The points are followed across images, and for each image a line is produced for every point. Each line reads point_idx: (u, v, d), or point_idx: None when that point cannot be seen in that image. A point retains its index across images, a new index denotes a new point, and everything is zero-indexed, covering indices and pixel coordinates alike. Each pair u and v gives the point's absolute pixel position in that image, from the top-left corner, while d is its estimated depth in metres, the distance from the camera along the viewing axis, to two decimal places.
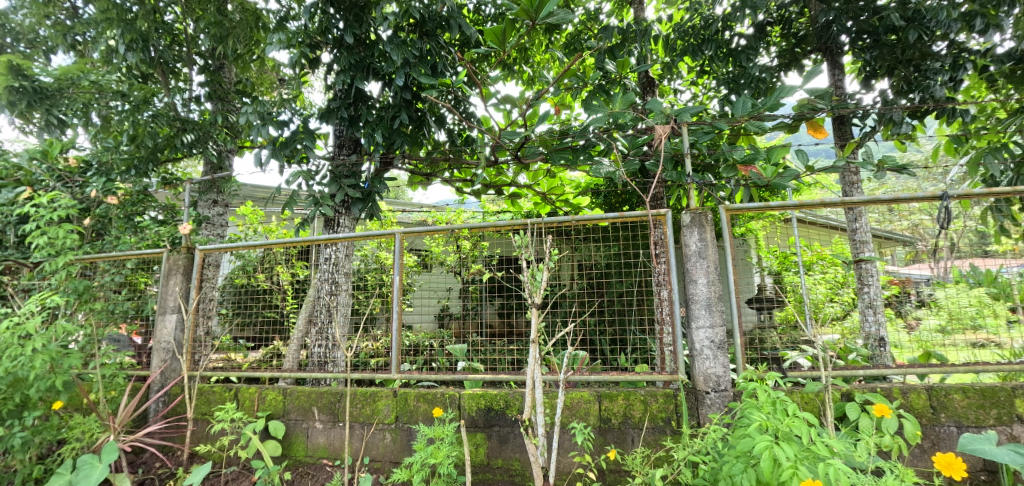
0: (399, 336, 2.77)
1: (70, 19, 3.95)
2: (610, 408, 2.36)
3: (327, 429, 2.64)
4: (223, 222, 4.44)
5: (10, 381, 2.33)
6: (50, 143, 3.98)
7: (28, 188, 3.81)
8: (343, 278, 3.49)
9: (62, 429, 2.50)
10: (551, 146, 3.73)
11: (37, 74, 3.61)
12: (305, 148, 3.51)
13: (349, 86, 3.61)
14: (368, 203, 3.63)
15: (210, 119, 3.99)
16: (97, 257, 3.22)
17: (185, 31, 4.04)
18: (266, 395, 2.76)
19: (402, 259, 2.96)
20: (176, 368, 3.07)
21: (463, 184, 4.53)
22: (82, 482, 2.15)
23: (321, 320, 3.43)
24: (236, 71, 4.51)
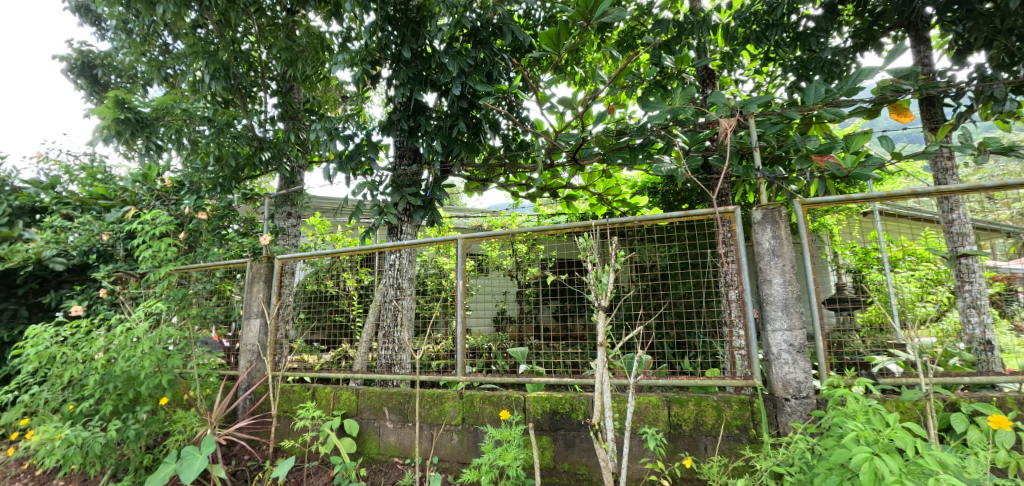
0: (463, 339, 2.83)
1: (162, 55, 4.38)
2: (680, 414, 2.28)
3: (397, 428, 2.74)
4: (297, 232, 4.74)
5: (125, 379, 2.60)
6: (150, 166, 4.42)
7: (133, 207, 4.26)
8: (407, 283, 3.62)
9: (167, 423, 2.76)
10: (607, 146, 3.67)
11: (139, 105, 4.04)
12: (369, 160, 3.67)
13: (408, 98, 3.75)
14: (429, 210, 3.75)
15: (284, 138, 4.30)
16: (191, 267, 3.53)
17: (259, 58, 4.36)
18: (340, 395, 2.91)
19: (463, 264, 3.02)
20: (260, 368, 3.31)
21: (519, 188, 4.56)
22: (185, 471, 2.35)
23: (388, 324, 3.57)
24: (305, 92, 4.82)
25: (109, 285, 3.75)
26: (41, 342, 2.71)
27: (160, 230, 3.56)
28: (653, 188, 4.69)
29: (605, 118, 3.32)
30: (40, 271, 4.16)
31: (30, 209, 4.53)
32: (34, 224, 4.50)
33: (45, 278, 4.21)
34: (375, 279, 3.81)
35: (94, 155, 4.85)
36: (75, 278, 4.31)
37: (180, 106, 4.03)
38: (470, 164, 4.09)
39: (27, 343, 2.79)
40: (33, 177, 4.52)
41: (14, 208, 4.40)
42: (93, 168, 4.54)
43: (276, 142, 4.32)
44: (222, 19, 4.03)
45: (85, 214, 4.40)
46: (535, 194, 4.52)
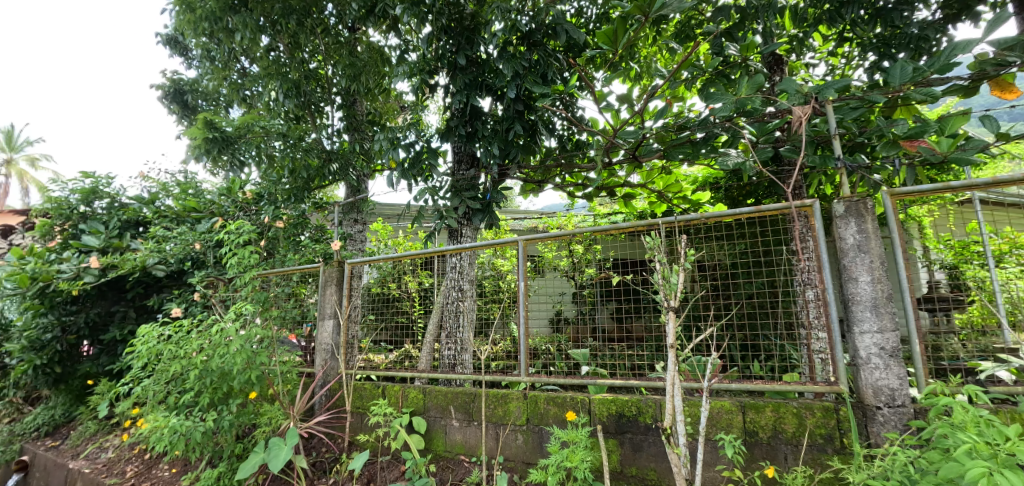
0: (526, 339, 2.84)
1: (241, 78, 4.74)
2: (757, 420, 2.17)
3: (463, 427, 2.80)
4: (363, 238, 4.98)
5: (219, 374, 2.85)
6: (234, 180, 4.81)
7: (220, 218, 4.65)
8: (467, 285, 3.68)
9: (255, 415, 2.99)
10: (667, 141, 3.56)
11: (223, 125, 4.40)
12: (430, 166, 3.79)
13: (465, 104, 3.83)
14: (488, 213, 3.79)
15: (350, 149, 4.55)
16: (271, 272, 3.80)
17: (326, 75, 4.63)
18: (409, 393, 3.02)
19: (523, 266, 3.04)
20: (334, 367, 3.50)
21: (576, 188, 4.52)
22: (274, 461, 2.54)
23: (450, 325, 3.65)
24: (367, 104, 5.05)
25: (202, 290, 4.12)
26: (150, 341, 3.03)
27: (245, 238, 3.86)
28: (715, 181, 4.48)
29: (666, 113, 3.21)
30: (145, 277, 4.64)
31: (135, 222, 5.06)
32: (139, 235, 5.03)
33: (149, 283, 4.70)
34: (434, 281, 3.91)
35: (186, 172, 5.34)
36: (173, 284, 4.77)
37: (259, 124, 4.36)
38: (527, 166, 4.10)
39: (138, 341, 3.12)
40: (137, 193, 5.05)
41: (122, 222, 4.93)
42: (185, 185, 5.00)
43: (343, 153, 4.59)
44: (292, 40, 4.30)
45: (180, 225, 4.86)
46: (592, 194, 4.46)
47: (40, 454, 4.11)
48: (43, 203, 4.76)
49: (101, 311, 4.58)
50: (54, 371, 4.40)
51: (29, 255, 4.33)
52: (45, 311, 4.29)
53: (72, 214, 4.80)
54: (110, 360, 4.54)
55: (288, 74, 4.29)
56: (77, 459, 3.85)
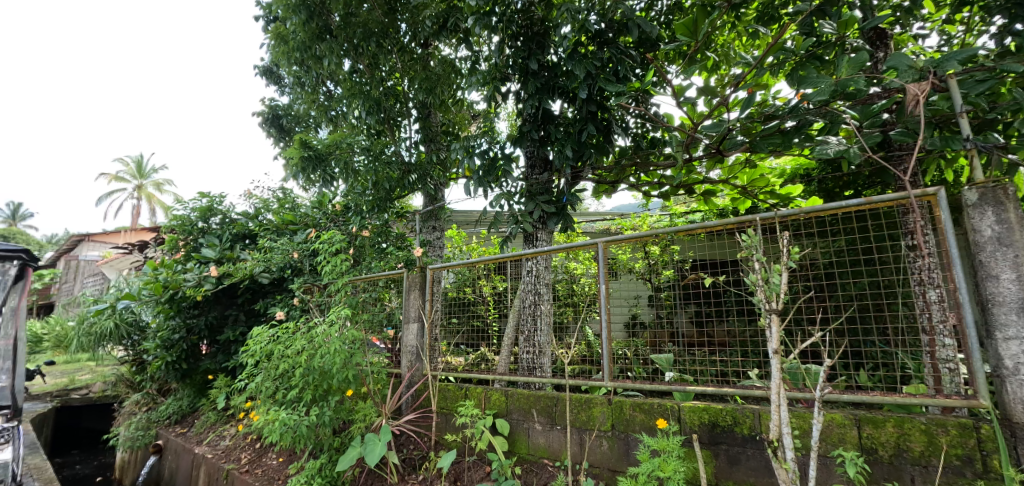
0: (608, 343, 2.78)
1: (327, 99, 5.09)
2: (876, 436, 1.95)
3: (546, 430, 2.79)
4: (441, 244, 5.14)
5: (320, 374, 3.07)
6: (324, 194, 5.17)
7: (314, 230, 5.02)
8: (545, 288, 3.67)
9: (351, 412, 3.20)
10: (754, 133, 3.32)
11: (315, 143, 4.77)
12: (504, 171, 3.84)
13: (537, 109, 3.83)
14: (563, 217, 3.75)
15: (428, 160, 4.75)
16: (359, 278, 4.03)
17: (403, 90, 4.84)
18: (491, 395, 3.07)
19: (603, 269, 2.98)
20: (419, 368, 3.66)
21: (653, 187, 4.36)
22: (370, 455, 2.70)
23: (528, 329, 3.65)
24: (441, 116, 5.22)
25: (300, 295, 4.47)
26: (262, 341, 3.33)
27: (337, 247, 4.15)
28: (808, 173, 4.13)
29: (752, 102, 3.00)
30: (253, 283, 5.13)
31: (243, 235, 5.62)
32: (246, 247, 5.57)
33: (256, 290, 5.18)
34: (510, 285, 3.94)
35: (283, 188, 5.84)
36: (275, 289, 5.22)
37: (345, 141, 4.68)
38: (601, 167, 4.02)
39: (251, 341, 3.44)
40: (244, 209, 5.61)
41: (233, 235, 5.50)
42: (283, 200, 5.46)
43: (421, 164, 4.80)
44: (372, 60, 4.58)
45: (280, 237, 5.31)
46: (669, 192, 4.28)
47: (172, 440, 4.68)
48: (170, 221, 5.40)
49: (218, 315, 5.12)
50: (182, 367, 5.00)
51: (161, 266, 4.94)
52: (174, 314, 4.88)
53: (192, 229, 5.42)
54: (225, 358, 5.07)
55: (370, 93, 4.56)
56: (201, 446, 4.33)
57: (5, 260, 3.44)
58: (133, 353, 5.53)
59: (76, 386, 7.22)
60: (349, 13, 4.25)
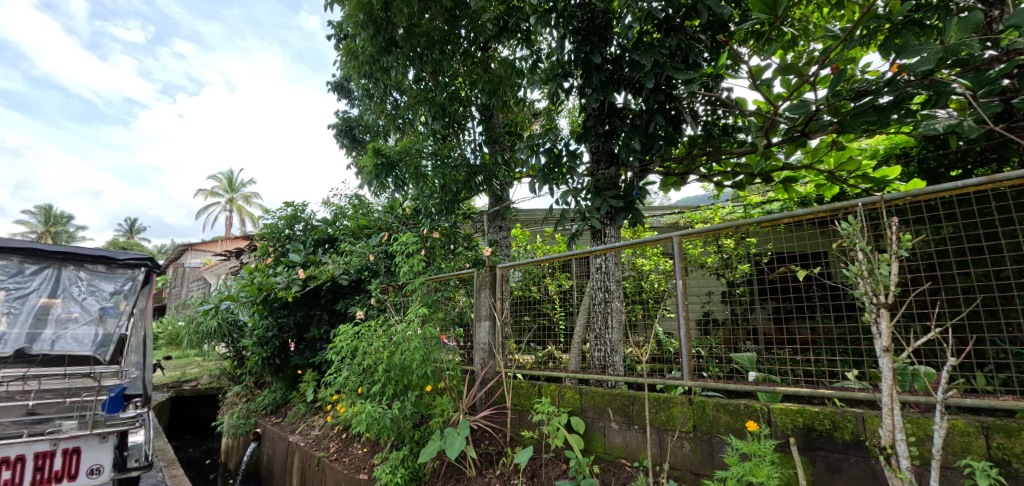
0: (687, 341, 2.66)
1: (394, 108, 5.30)
2: (1009, 447, 1.73)
3: (623, 430, 2.73)
4: (508, 243, 5.18)
5: (400, 370, 3.21)
6: (395, 199, 5.37)
7: (387, 233, 5.25)
8: (614, 285, 3.55)
9: (429, 407, 3.33)
10: (842, 112, 3.05)
11: (386, 150, 4.94)
12: (569, 168, 3.79)
13: (601, 102, 3.74)
14: (632, 211, 3.59)
15: (493, 160, 4.83)
16: (433, 277, 4.12)
17: (466, 94, 4.94)
18: (565, 393, 3.06)
19: (679, 264, 2.85)
20: (491, 365, 3.73)
21: (728, 177, 4.14)
22: (450, 449, 2.82)
23: (598, 327, 3.57)
24: (503, 116, 5.27)
25: (378, 295, 4.69)
26: (347, 337, 3.55)
27: (410, 248, 4.31)
28: (907, 153, 3.73)
29: (842, 80, 2.73)
30: (333, 285, 5.45)
31: (323, 240, 5.99)
32: (326, 250, 5.93)
33: (337, 291, 5.52)
34: (577, 283, 3.90)
35: (357, 195, 6.15)
36: (353, 290, 5.52)
37: (414, 147, 4.85)
38: (671, 158, 3.87)
39: (337, 338, 3.68)
40: (323, 216, 5.98)
41: (315, 240, 5.89)
42: (358, 206, 5.77)
43: (486, 165, 4.88)
44: (436, 68, 4.72)
45: (356, 240, 5.61)
46: (745, 181, 4.04)
47: (269, 429, 5.10)
48: (260, 229, 5.86)
49: (304, 314, 5.51)
50: (276, 362, 5.43)
51: (256, 270, 5.39)
52: (267, 314, 5.31)
53: (281, 236, 5.86)
54: (312, 354, 5.45)
55: (435, 99, 4.70)
56: (294, 435, 4.68)
57: (133, 267, 3.92)
58: (233, 350, 6.08)
59: (188, 377, 8.08)
60: (413, 24, 4.40)
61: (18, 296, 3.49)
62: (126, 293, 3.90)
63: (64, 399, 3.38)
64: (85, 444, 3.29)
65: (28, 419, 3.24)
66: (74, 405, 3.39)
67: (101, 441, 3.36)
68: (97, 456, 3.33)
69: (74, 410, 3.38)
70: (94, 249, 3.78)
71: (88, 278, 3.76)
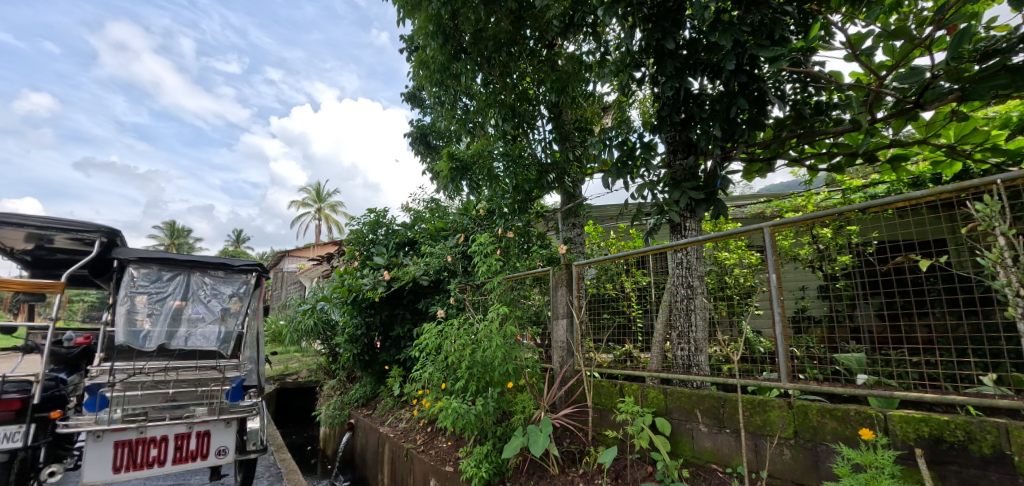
0: (784, 340, 2.44)
1: (464, 113, 5.41)
2: None
3: (713, 433, 2.60)
4: (582, 241, 5.11)
5: (483, 368, 3.29)
6: (469, 201, 5.47)
7: (463, 234, 5.40)
8: (697, 281, 3.34)
9: (511, 404, 3.39)
10: (965, 77, 2.66)
11: (460, 154, 5.04)
12: (644, 161, 3.65)
13: (676, 90, 3.54)
14: (714, 202, 3.35)
15: (565, 158, 4.82)
16: (510, 276, 4.15)
17: (535, 93, 4.92)
18: (648, 393, 2.96)
19: (771, 257, 2.58)
20: (569, 363, 3.73)
21: (822, 159, 3.79)
22: (533, 445, 2.87)
23: (681, 325, 3.35)
24: (572, 113, 5.21)
25: (457, 295, 4.83)
26: (431, 335, 3.70)
27: (486, 248, 4.36)
28: None
29: (963, 42, 2.37)
30: (415, 286, 5.70)
31: (404, 243, 6.28)
32: (408, 252, 6.21)
33: (418, 291, 5.77)
34: (656, 280, 3.76)
35: (434, 199, 6.39)
36: (433, 290, 5.74)
37: (486, 149, 4.95)
38: (756, 144, 3.61)
39: (422, 336, 3.84)
40: (403, 220, 6.27)
41: (396, 244, 6.19)
42: (435, 209, 5.98)
43: (557, 162, 4.86)
44: (503, 70, 4.75)
45: (434, 242, 5.81)
46: (843, 163, 3.68)
47: (362, 420, 5.45)
48: (348, 234, 6.26)
49: (388, 313, 5.81)
50: (365, 358, 5.80)
51: (345, 272, 5.77)
52: (356, 313, 5.66)
53: (365, 241, 6.21)
54: (397, 351, 5.76)
55: (504, 102, 4.75)
56: (384, 426, 4.96)
57: (246, 272, 4.38)
58: (327, 347, 6.55)
59: (290, 371, 8.84)
60: (479, 29, 4.46)
61: (158, 299, 4.01)
62: (241, 295, 4.38)
63: (196, 388, 3.82)
64: (214, 428, 3.75)
65: (168, 405, 3.67)
66: (204, 393, 3.83)
67: (226, 425, 3.81)
68: (223, 438, 3.78)
69: (205, 398, 3.82)
70: (214, 257, 4.24)
71: (211, 282, 4.25)
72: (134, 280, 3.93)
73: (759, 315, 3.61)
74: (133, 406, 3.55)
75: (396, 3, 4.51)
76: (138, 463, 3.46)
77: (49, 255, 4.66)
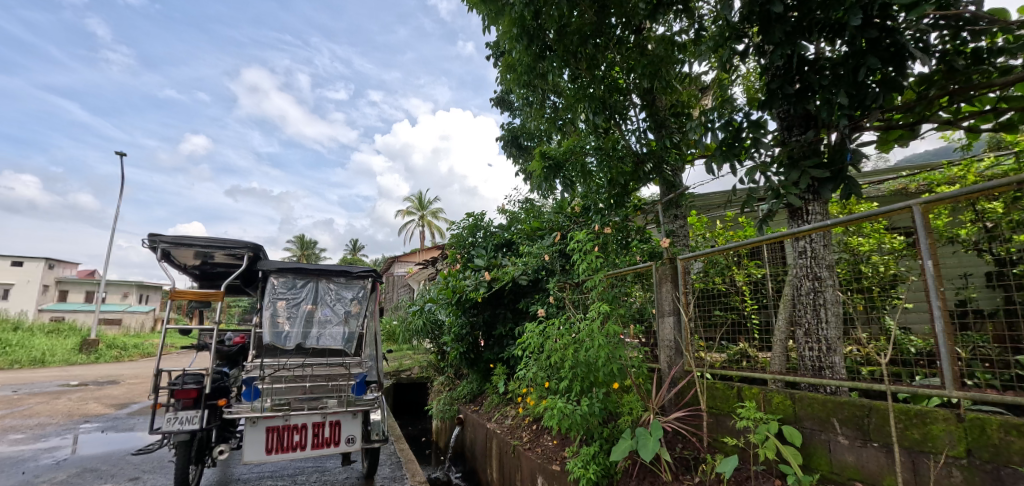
0: (948, 341, 2.05)
1: (553, 112, 5.35)
2: None
3: (856, 446, 2.28)
4: (687, 234, 4.79)
5: (587, 368, 3.20)
6: (563, 199, 5.40)
7: (559, 233, 5.36)
8: (826, 272, 2.94)
9: (617, 404, 3.29)
10: None
11: (553, 152, 5.13)
12: (754, 141, 3.29)
13: (787, 58, 3.16)
14: (843, 180, 2.90)
15: (663, 146, 4.56)
16: (611, 272, 4.01)
17: (626, 82, 4.73)
18: (772, 398, 2.68)
19: (923, 241, 2.17)
20: (678, 363, 3.52)
21: (986, 119, 3.16)
22: (643, 449, 2.74)
23: (807, 321, 2.99)
24: (667, 98, 4.91)
25: (556, 294, 4.81)
26: (533, 335, 3.72)
27: (585, 245, 4.23)
28: None
29: None
30: (514, 286, 5.78)
31: (502, 244, 6.40)
32: (506, 253, 6.32)
33: (519, 290, 5.85)
34: (773, 272, 3.40)
35: (528, 199, 6.43)
36: (532, 289, 5.77)
37: (579, 146, 4.87)
38: (893, 109, 3.10)
39: (524, 335, 3.88)
40: (500, 222, 6.40)
41: (495, 245, 6.33)
42: (531, 209, 6.02)
43: (654, 151, 4.61)
44: (590, 63, 4.62)
45: (530, 243, 5.83)
46: (1016, 120, 3.02)
47: (470, 415, 5.67)
48: (449, 238, 6.54)
49: (490, 313, 5.97)
50: (471, 356, 6.01)
51: (449, 275, 6.04)
52: (461, 313, 5.88)
53: (465, 244, 6.44)
54: (500, 349, 5.90)
55: (594, 95, 4.62)
56: (491, 422, 5.10)
57: (364, 277, 4.78)
58: (436, 346, 6.91)
59: (404, 368, 9.49)
60: (563, 24, 4.39)
61: (294, 303, 4.53)
62: (360, 299, 4.79)
63: (328, 382, 4.20)
64: (343, 419, 4.13)
65: (306, 396, 4.11)
66: (334, 387, 4.21)
67: (353, 416, 4.17)
68: (351, 428, 4.15)
69: (335, 391, 4.20)
70: (336, 265, 4.69)
71: (335, 288, 4.71)
72: (275, 288, 4.48)
73: (907, 308, 3.10)
74: (279, 397, 4.02)
75: (481, 12, 4.60)
76: (284, 446, 3.92)
77: (211, 269, 5.48)
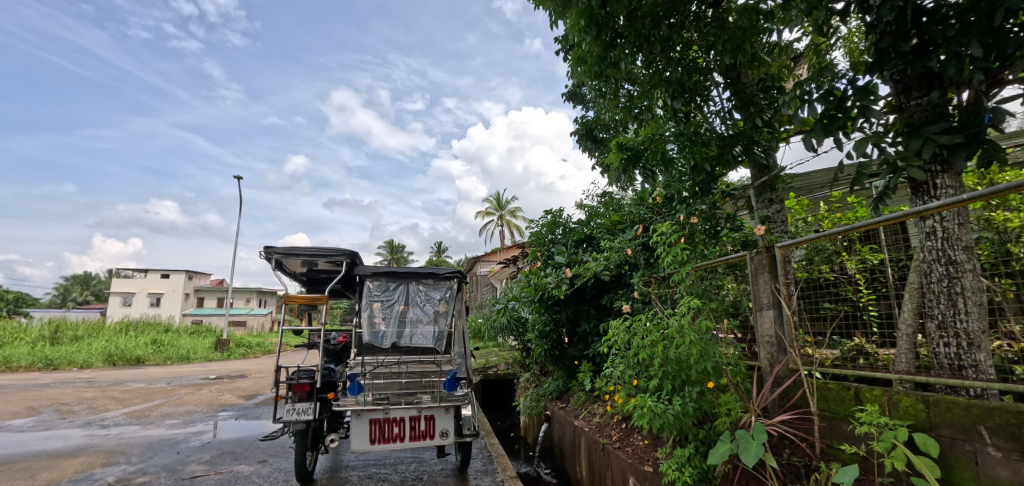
0: None
1: (628, 100, 5.16)
2: None
3: (1011, 460, 1.96)
4: (785, 219, 4.38)
5: (677, 366, 3.03)
6: (644, 190, 5.20)
7: (641, 225, 5.16)
8: (962, 255, 2.53)
9: (714, 404, 3.09)
10: None
11: (630, 142, 4.78)
12: (862, 109, 2.91)
13: (898, 11, 2.76)
14: (982, 144, 2.44)
15: (752, 125, 4.22)
16: (700, 264, 3.77)
17: (706, 62, 4.42)
18: (898, 401, 2.36)
19: None
20: (782, 361, 3.23)
21: None
22: (745, 453, 2.55)
23: (941, 313, 2.59)
24: (753, 73, 4.52)
25: (641, 289, 4.64)
26: (619, 331, 3.61)
27: (669, 237, 4.00)
28: None
29: None
30: (597, 282, 5.67)
31: (582, 240, 6.30)
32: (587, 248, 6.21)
33: (602, 286, 5.74)
34: (894, 257, 2.99)
35: (607, 193, 6.26)
36: (615, 284, 5.62)
37: (658, 133, 4.66)
38: None
39: (609, 332, 3.78)
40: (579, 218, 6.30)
41: (575, 241, 6.24)
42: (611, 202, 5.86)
43: (742, 132, 4.27)
44: (665, 45, 4.39)
45: (611, 237, 5.68)
46: None
47: (558, 412, 5.65)
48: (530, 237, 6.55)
49: (573, 310, 5.90)
50: (556, 353, 5.98)
51: (530, 273, 6.07)
52: (544, 311, 5.89)
53: (546, 242, 6.41)
54: (585, 346, 5.82)
55: (671, 79, 4.38)
56: (579, 420, 5.05)
57: (449, 279, 4.94)
58: (521, 343, 6.98)
59: (492, 365, 9.69)
60: (633, 8, 4.20)
61: (387, 305, 4.80)
62: (447, 298, 4.97)
63: (422, 378, 4.42)
64: (437, 413, 4.31)
65: (403, 391, 4.35)
66: (428, 383, 4.41)
67: (446, 411, 4.35)
68: (445, 422, 4.32)
69: (428, 387, 4.40)
70: (423, 267, 4.90)
71: (424, 289, 4.93)
72: (371, 290, 4.78)
73: None
74: (379, 392, 4.29)
75: (547, 7, 4.55)
76: (386, 437, 4.17)
77: (315, 276, 5.97)
